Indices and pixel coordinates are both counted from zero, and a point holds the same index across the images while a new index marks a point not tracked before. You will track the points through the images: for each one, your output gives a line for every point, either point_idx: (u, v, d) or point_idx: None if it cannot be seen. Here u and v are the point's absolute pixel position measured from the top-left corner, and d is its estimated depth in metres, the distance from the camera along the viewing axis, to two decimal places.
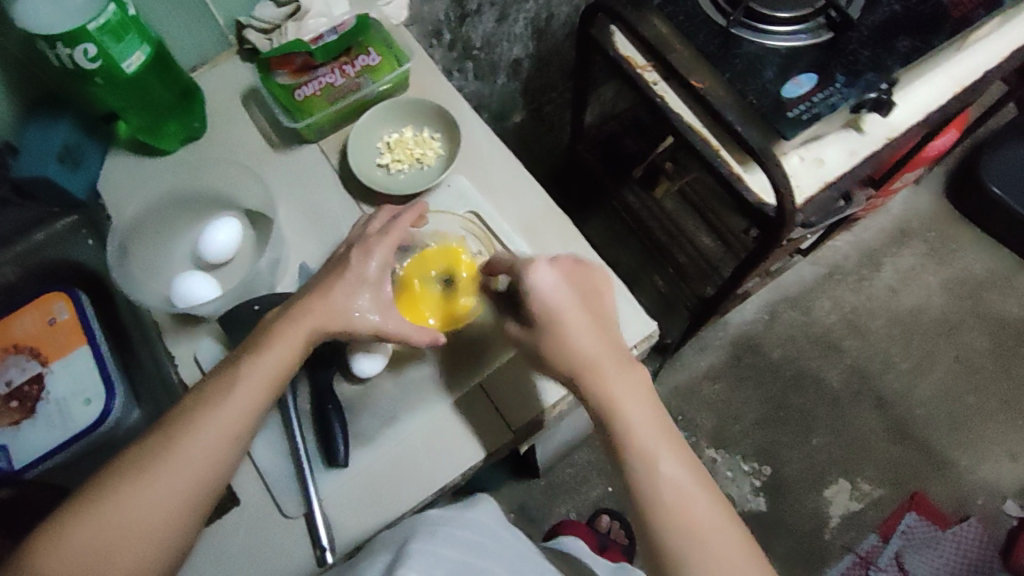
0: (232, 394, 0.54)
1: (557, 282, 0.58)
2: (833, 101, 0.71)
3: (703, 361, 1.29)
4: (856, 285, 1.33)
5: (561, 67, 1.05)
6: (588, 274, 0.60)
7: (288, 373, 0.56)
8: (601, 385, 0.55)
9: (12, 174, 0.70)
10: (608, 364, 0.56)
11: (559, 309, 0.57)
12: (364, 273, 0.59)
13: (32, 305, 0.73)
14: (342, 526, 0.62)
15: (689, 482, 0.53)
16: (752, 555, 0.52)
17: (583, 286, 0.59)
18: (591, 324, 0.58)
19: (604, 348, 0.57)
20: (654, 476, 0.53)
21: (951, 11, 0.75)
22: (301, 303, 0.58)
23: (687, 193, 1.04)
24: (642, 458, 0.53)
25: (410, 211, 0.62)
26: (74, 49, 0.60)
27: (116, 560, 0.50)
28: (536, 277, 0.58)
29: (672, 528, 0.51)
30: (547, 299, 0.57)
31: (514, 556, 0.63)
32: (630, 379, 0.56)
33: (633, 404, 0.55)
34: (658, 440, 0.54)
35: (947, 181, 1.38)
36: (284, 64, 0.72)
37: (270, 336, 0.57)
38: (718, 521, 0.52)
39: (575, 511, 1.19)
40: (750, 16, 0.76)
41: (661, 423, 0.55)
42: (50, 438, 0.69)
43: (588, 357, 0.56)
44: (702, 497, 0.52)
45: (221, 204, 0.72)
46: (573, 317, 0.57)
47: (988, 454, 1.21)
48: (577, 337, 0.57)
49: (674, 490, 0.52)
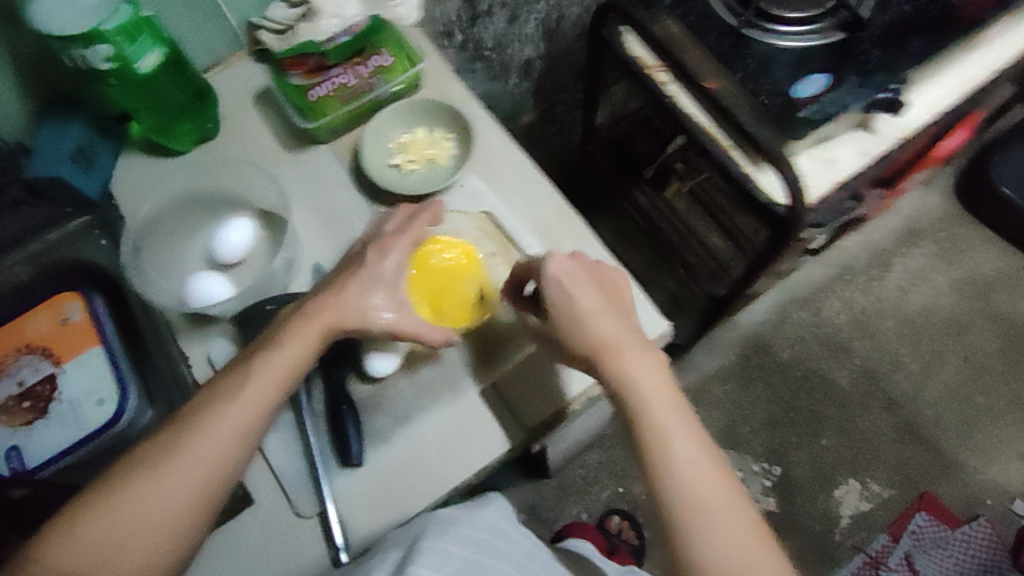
0: (244, 391, 0.54)
1: (575, 267, 0.59)
2: (845, 101, 0.72)
3: (712, 362, 1.29)
4: (865, 285, 1.33)
5: (570, 68, 1.05)
6: (606, 270, 0.61)
7: (301, 371, 0.57)
8: (617, 365, 0.56)
9: (27, 175, 0.70)
10: (624, 345, 0.57)
11: (576, 292, 0.58)
12: (379, 271, 0.59)
13: (44, 305, 0.73)
14: (356, 526, 0.62)
15: (704, 463, 0.52)
16: (766, 538, 0.51)
17: (601, 273, 0.60)
18: (611, 308, 0.58)
19: (619, 331, 0.57)
20: (673, 458, 0.52)
21: (963, 10, 0.75)
22: (313, 302, 0.58)
23: (698, 194, 1.04)
24: (657, 438, 0.53)
25: (429, 211, 0.62)
26: (88, 49, 0.60)
27: (124, 557, 0.49)
28: (551, 264, 0.58)
29: (686, 507, 0.51)
30: (564, 281, 0.58)
31: (525, 554, 0.63)
32: (646, 361, 0.56)
33: (648, 384, 0.55)
34: (674, 422, 0.54)
35: (956, 182, 1.38)
36: (297, 64, 0.71)
37: (281, 334, 0.57)
38: (732, 502, 0.51)
39: (585, 512, 1.19)
40: (761, 17, 0.76)
41: (678, 406, 0.55)
42: (62, 438, 0.69)
43: (603, 338, 0.57)
44: (717, 478, 0.52)
45: (233, 205, 0.72)
46: (589, 299, 0.58)
47: (998, 455, 1.21)
48: (597, 319, 0.57)
49: (689, 470, 0.52)
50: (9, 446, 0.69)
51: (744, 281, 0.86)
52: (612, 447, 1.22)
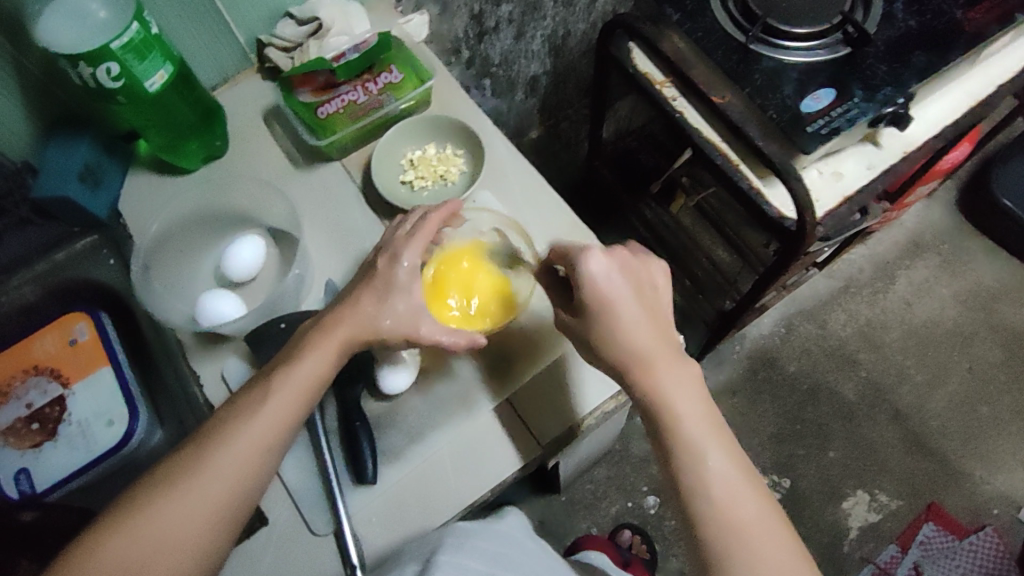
0: (263, 407, 0.54)
1: (613, 271, 0.55)
2: (852, 115, 0.72)
3: (720, 375, 1.29)
4: (870, 297, 1.34)
5: (576, 83, 1.07)
6: (642, 264, 0.57)
7: (322, 386, 0.56)
8: (652, 381, 0.53)
9: (35, 195, 0.71)
10: (662, 358, 0.54)
11: (613, 296, 0.54)
12: (392, 278, 0.58)
13: (52, 326, 0.73)
14: (370, 543, 0.62)
15: (740, 485, 0.51)
16: (801, 559, 0.50)
17: (640, 276, 0.56)
18: (647, 314, 0.55)
19: (658, 343, 0.55)
20: (705, 477, 0.51)
21: (965, 26, 0.76)
22: (331, 315, 0.58)
23: (705, 208, 1.08)
24: (692, 455, 0.51)
25: (444, 209, 0.61)
26: (97, 68, 0.59)
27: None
28: (591, 265, 0.55)
29: (719, 530, 0.49)
30: (602, 286, 0.54)
31: (543, 566, 0.61)
32: (683, 378, 0.54)
33: (684, 401, 0.53)
34: (710, 442, 0.52)
35: (958, 197, 1.39)
36: (307, 82, 0.73)
37: (302, 347, 0.56)
38: (768, 524, 0.50)
39: (595, 527, 1.19)
40: (767, 33, 0.77)
41: (714, 423, 0.53)
42: (72, 460, 0.69)
43: (639, 350, 0.54)
44: (753, 500, 0.51)
45: (245, 223, 0.73)
46: (629, 305, 0.54)
47: (1003, 464, 1.22)
48: (634, 328, 0.54)
49: (724, 490, 0.50)
50: (18, 468, 0.69)
51: (752, 295, 0.86)
52: (620, 462, 1.22)
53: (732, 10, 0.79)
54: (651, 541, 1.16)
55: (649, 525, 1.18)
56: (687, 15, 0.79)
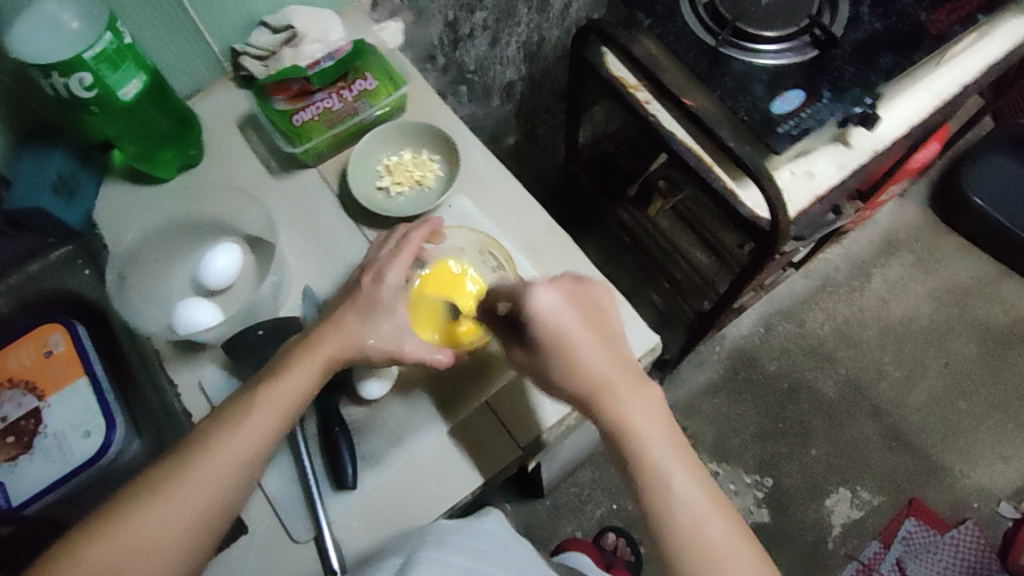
0: (251, 415, 0.53)
1: (560, 304, 0.55)
2: (821, 116, 0.73)
3: (700, 376, 1.30)
4: (847, 296, 1.35)
5: (552, 89, 1.09)
6: (590, 290, 0.57)
7: (306, 397, 0.55)
8: (613, 409, 0.53)
9: (7, 206, 0.69)
10: (621, 386, 0.54)
11: (565, 328, 0.54)
12: (386, 302, 0.57)
13: (26, 338, 0.71)
14: (350, 547, 0.61)
15: (704, 506, 0.52)
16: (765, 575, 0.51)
17: (588, 304, 0.56)
18: (600, 342, 0.55)
19: (614, 369, 0.54)
20: (671, 499, 0.51)
21: (930, 27, 0.78)
22: (316, 332, 0.57)
23: (681, 209, 1.08)
24: (657, 478, 0.52)
25: (424, 226, 0.62)
26: (69, 78, 0.59)
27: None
28: (540, 298, 0.54)
29: (686, 551, 0.50)
30: (556, 320, 0.54)
31: (522, 563, 0.61)
32: (644, 403, 0.54)
33: (644, 424, 0.53)
34: (673, 461, 0.53)
35: (931, 195, 1.42)
36: (281, 90, 0.73)
37: (288, 360, 0.55)
38: (734, 545, 0.51)
39: (580, 531, 1.19)
40: (736, 36, 0.78)
41: (676, 446, 0.53)
42: (49, 473, 0.67)
43: (598, 378, 0.54)
44: (718, 521, 0.51)
45: (220, 231, 0.73)
46: (580, 336, 0.54)
47: (981, 459, 1.23)
48: (588, 356, 0.54)
49: (687, 511, 0.51)
50: None
51: (730, 294, 0.87)
52: (604, 464, 1.22)
53: (702, 15, 0.80)
54: (636, 543, 1.15)
55: (633, 527, 1.18)
56: (658, 20, 0.80)
